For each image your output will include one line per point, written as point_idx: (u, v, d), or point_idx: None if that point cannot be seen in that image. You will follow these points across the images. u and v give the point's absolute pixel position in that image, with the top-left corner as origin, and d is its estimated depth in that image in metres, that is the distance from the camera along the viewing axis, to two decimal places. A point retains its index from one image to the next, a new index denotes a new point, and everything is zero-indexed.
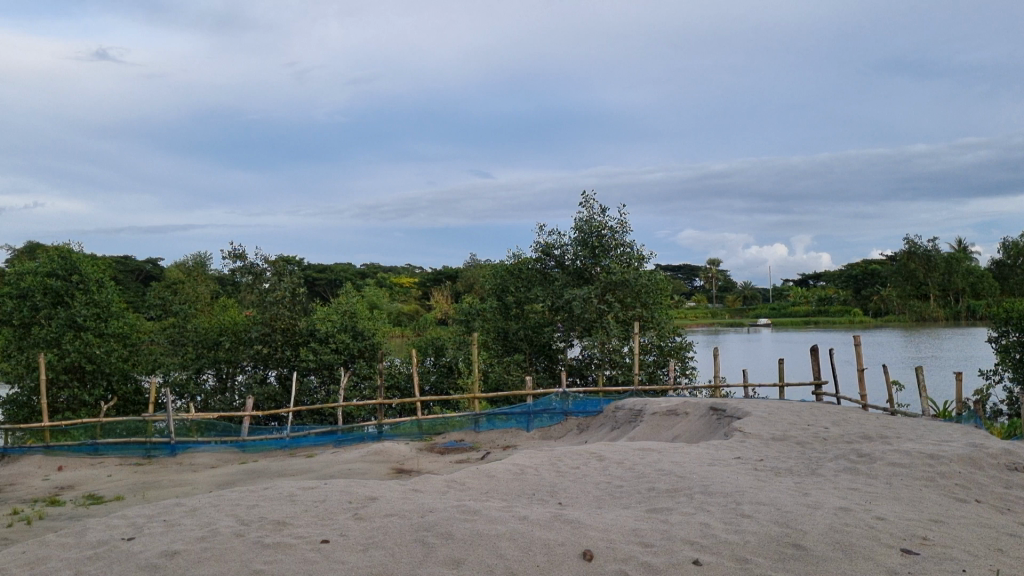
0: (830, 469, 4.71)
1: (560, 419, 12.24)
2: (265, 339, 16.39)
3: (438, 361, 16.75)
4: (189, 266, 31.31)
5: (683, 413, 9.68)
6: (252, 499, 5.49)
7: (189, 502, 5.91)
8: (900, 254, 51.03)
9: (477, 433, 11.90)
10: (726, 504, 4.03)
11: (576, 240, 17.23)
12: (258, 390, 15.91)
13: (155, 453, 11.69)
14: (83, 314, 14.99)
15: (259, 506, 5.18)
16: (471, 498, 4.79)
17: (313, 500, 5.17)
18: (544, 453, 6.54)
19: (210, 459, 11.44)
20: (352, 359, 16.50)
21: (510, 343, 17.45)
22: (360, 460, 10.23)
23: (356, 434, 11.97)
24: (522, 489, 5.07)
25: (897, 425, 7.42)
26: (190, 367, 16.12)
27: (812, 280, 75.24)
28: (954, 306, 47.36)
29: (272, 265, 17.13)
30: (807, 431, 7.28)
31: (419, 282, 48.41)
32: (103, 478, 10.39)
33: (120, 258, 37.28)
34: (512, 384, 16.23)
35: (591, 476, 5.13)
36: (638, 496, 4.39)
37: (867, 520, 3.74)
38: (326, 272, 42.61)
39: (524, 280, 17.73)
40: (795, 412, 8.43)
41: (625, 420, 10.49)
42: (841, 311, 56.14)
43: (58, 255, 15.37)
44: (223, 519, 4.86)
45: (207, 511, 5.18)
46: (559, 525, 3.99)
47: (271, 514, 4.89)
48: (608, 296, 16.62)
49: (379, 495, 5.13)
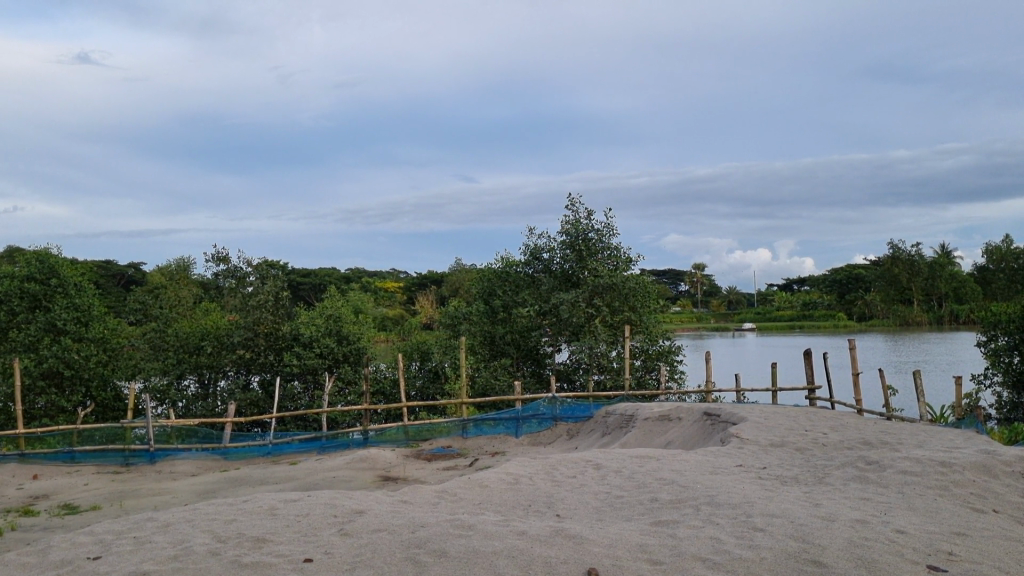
0: (839, 476, 4.50)
1: (549, 425, 11.98)
2: (248, 344, 16.05)
3: (424, 367, 16.47)
4: (172, 270, 30.94)
5: (676, 419, 9.48)
6: (231, 513, 5.23)
7: (162, 516, 5.63)
8: (883, 260, 51.21)
9: (464, 439, 11.64)
10: (736, 516, 3.82)
11: (563, 243, 17.01)
12: (240, 396, 15.59)
13: (133, 460, 11.37)
14: (62, 318, 14.70)
15: (241, 524, 4.93)
16: (463, 510, 4.54)
17: (295, 515, 4.91)
18: (537, 462, 6.31)
19: (191, 466, 11.12)
20: (336, 365, 16.21)
21: (497, 347, 17.22)
22: (346, 470, 10.01)
23: (341, 440, 11.73)
24: (516, 499, 4.83)
25: (897, 431, 7.25)
26: (171, 373, 15.76)
27: (796, 285, 75.47)
28: (938, 310, 47.53)
29: (255, 268, 16.84)
30: (806, 437, 7.09)
31: (404, 287, 48.11)
32: (79, 487, 10.07)
33: (101, 263, 36.86)
34: (499, 389, 16.02)
35: (588, 485, 4.91)
36: (640, 508, 4.17)
37: (887, 533, 3.54)
38: (311, 276, 42.25)
39: (511, 284, 17.52)
40: (791, 417, 8.26)
41: (616, 425, 10.33)
42: (826, 315, 56.35)
43: (36, 258, 15.06)
44: (200, 535, 4.60)
45: (183, 527, 4.91)
46: (560, 541, 3.76)
47: (250, 532, 4.63)
48: (596, 300, 16.41)
49: (366, 509, 4.89)
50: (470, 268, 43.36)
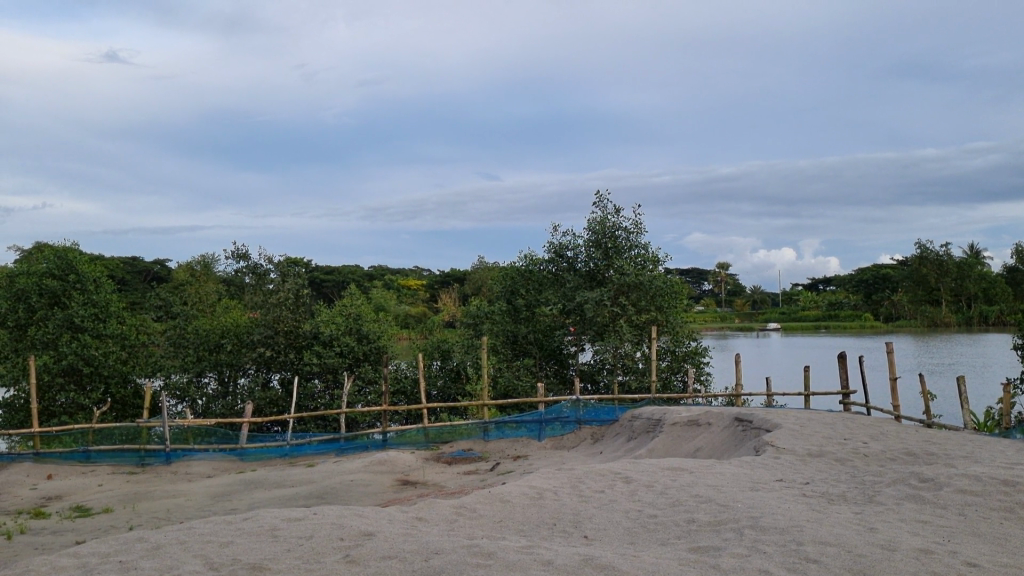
0: (891, 495, 4.15)
1: (572, 428, 11.63)
2: (268, 342, 15.89)
3: (446, 366, 16.23)
4: (195, 267, 30.93)
5: (705, 424, 9.10)
6: (234, 531, 4.95)
7: (163, 532, 5.36)
8: (912, 260, 50.38)
9: (485, 442, 11.34)
10: (784, 544, 3.48)
11: (589, 240, 16.68)
12: (260, 394, 15.42)
13: (149, 461, 11.19)
14: (80, 315, 14.61)
15: (246, 546, 4.65)
16: (482, 532, 4.23)
17: (302, 535, 4.62)
18: (561, 474, 5.99)
19: (207, 468, 10.91)
20: (356, 363, 15.97)
21: (520, 347, 16.95)
22: (364, 474, 9.74)
23: (359, 442, 11.47)
24: (540, 516, 4.51)
25: (942, 442, 6.87)
26: (191, 370, 15.62)
27: (821, 284, 74.59)
28: (967, 311, 46.68)
29: (276, 265, 16.66)
30: (845, 447, 6.72)
31: (426, 285, 47.92)
32: (93, 488, 9.89)
33: (128, 259, 37.05)
34: (521, 390, 15.73)
35: (617, 502, 4.57)
36: (676, 531, 3.84)
37: (957, 567, 3.20)
38: (334, 274, 42.21)
39: (534, 282, 17.18)
40: (827, 424, 7.88)
41: (642, 430, 9.99)
42: (852, 315, 55.58)
43: (54, 254, 14.97)
44: (201, 559, 4.31)
45: (184, 548, 4.64)
46: (591, 572, 3.45)
47: (257, 556, 4.34)
48: (621, 298, 16.09)
49: (378, 530, 4.58)
50: (492, 266, 43.16)
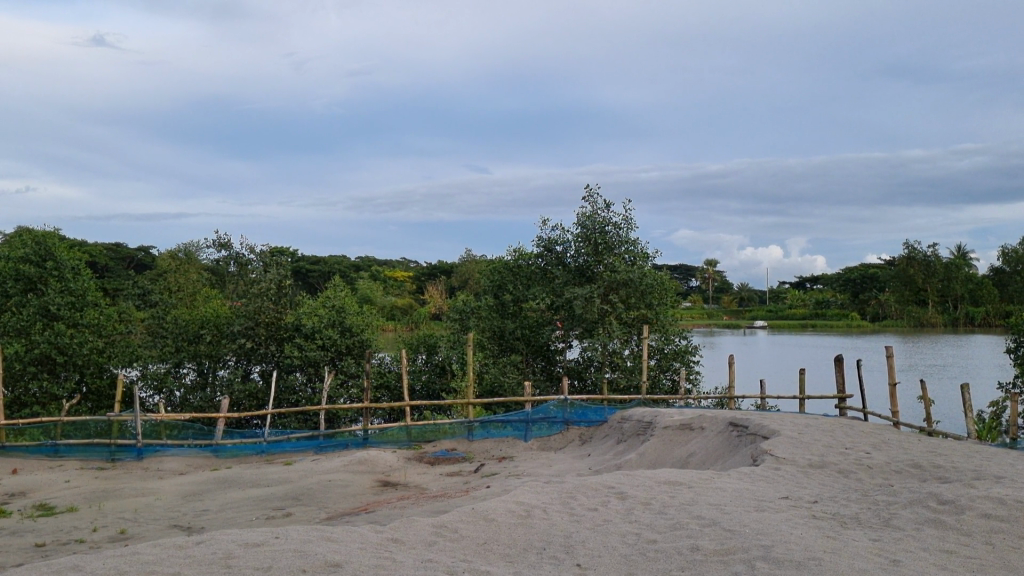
0: (910, 519, 3.83)
1: (559, 428, 11.28)
2: (248, 333, 15.45)
3: (431, 360, 15.89)
4: (181, 254, 30.45)
5: (697, 429, 8.77)
6: (195, 553, 4.58)
7: (121, 550, 4.99)
8: (899, 260, 50.36)
9: (469, 442, 11.00)
10: None
11: (578, 235, 16.31)
12: (239, 387, 15.02)
13: (120, 456, 10.76)
14: (56, 303, 14.19)
15: (209, 570, 4.27)
16: (466, 557, 3.90)
17: (270, 559, 4.26)
18: (550, 486, 5.64)
19: (179, 465, 10.52)
20: (339, 357, 15.59)
21: (507, 343, 16.59)
22: (343, 474, 9.38)
23: (339, 440, 11.10)
24: (527, 538, 4.17)
25: (948, 454, 6.56)
26: (169, 360, 15.17)
27: (808, 283, 74.63)
28: (952, 312, 46.73)
29: (259, 255, 16.27)
30: (848, 457, 6.41)
31: (413, 276, 47.47)
32: (59, 485, 9.48)
33: (112, 245, 36.46)
34: (507, 386, 15.37)
35: (611, 522, 4.24)
36: (679, 562, 3.52)
37: None
38: (321, 264, 41.73)
39: (523, 277, 16.84)
40: (826, 432, 7.58)
41: (633, 433, 9.67)
42: (838, 314, 55.51)
43: (31, 239, 14.62)
44: None
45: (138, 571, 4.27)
46: None
47: None
48: (611, 296, 15.77)
49: (353, 553, 4.24)
50: (480, 259, 42.76)
